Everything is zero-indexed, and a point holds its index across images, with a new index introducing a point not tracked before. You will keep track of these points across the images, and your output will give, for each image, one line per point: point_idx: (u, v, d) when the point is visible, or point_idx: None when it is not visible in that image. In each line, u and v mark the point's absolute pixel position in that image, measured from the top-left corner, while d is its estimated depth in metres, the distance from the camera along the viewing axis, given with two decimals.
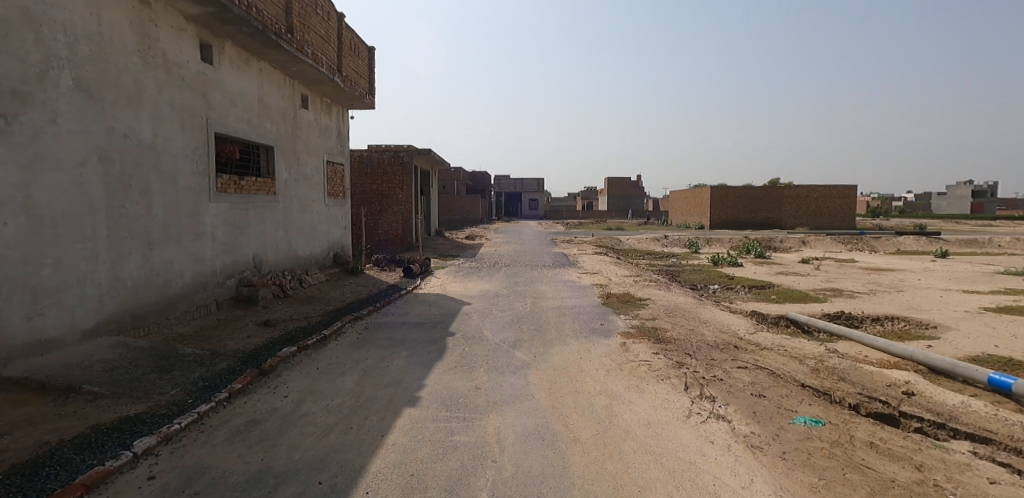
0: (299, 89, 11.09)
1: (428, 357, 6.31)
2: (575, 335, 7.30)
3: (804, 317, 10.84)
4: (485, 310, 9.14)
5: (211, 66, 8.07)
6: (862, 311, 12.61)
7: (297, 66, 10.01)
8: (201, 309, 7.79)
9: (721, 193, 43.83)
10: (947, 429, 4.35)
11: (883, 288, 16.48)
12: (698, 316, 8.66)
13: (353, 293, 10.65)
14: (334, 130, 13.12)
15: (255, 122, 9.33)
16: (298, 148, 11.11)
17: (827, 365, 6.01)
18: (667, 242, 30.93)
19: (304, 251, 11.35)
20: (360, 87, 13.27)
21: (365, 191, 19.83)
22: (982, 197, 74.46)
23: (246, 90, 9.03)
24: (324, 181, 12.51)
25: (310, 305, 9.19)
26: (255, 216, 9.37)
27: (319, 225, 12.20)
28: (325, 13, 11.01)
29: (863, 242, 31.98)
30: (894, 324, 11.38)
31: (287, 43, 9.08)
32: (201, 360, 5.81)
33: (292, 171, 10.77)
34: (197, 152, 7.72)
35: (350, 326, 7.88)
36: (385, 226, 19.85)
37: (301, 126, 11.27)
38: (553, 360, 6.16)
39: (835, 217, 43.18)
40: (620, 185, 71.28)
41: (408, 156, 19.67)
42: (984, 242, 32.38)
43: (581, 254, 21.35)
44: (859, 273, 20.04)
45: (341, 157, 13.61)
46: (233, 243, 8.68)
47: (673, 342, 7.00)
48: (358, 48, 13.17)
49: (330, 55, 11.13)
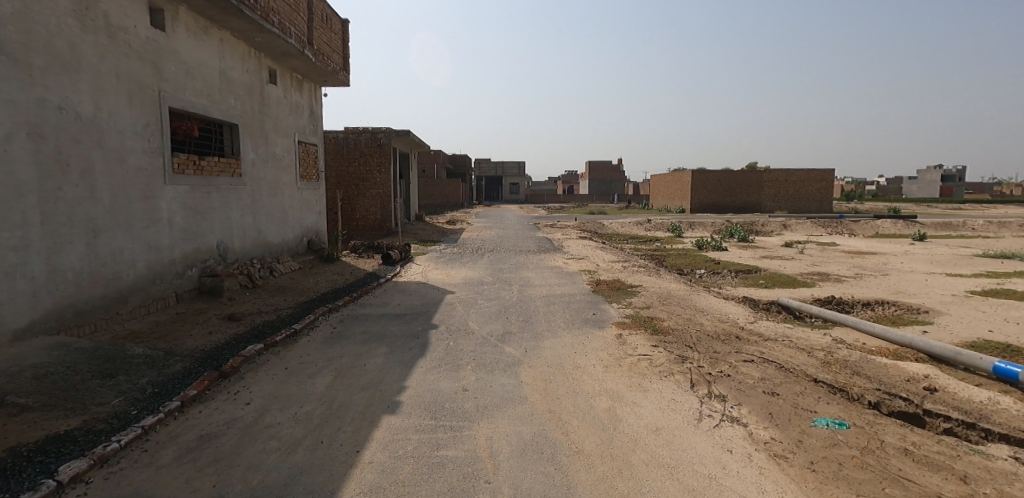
0: (266, 63, 10.24)
1: (409, 354, 5.76)
2: (567, 327, 6.82)
3: (796, 303, 10.59)
4: (469, 300, 8.60)
5: (164, 33, 7.25)
6: (852, 295, 12.46)
7: (263, 36, 9.19)
8: (157, 303, 7.10)
9: (703, 177, 43.78)
10: (980, 430, 4.01)
11: (868, 272, 16.39)
12: (694, 304, 8.26)
13: (329, 281, 10.01)
14: (307, 108, 12.30)
15: (217, 97, 8.53)
16: (267, 127, 10.31)
17: (837, 357, 5.65)
18: (649, 227, 30.73)
19: (274, 237, 10.61)
20: (333, 62, 12.43)
21: (341, 174, 18.98)
22: (952, 181, 76.17)
23: (205, 61, 8.21)
24: (296, 163, 11.72)
25: (281, 296, 8.53)
26: (219, 201, 8.63)
27: (291, 209, 11.45)
28: None
29: (842, 225, 32.22)
30: (885, 309, 11.22)
31: (251, 10, 8.26)
32: (153, 363, 5.17)
33: (259, 151, 9.98)
34: (149, 129, 6.94)
35: (325, 319, 7.28)
36: (363, 210, 19.08)
37: (269, 104, 10.45)
38: (546, 355, 5.66)
39: (813, 201, 43.55)
40: (601, 169, 70.94)
41: (386, 137, 18.85)
42: (959, 226, 32.95)
43: (565, 239, 20.87)
44: (842, 256, 20.00)
45: (314, 137, 12.80)
46: (194, 230, 7.95)
47: (671, 333, 6.57)
48: (330, 20, 12.30)
49: (299, 26, 10.28)
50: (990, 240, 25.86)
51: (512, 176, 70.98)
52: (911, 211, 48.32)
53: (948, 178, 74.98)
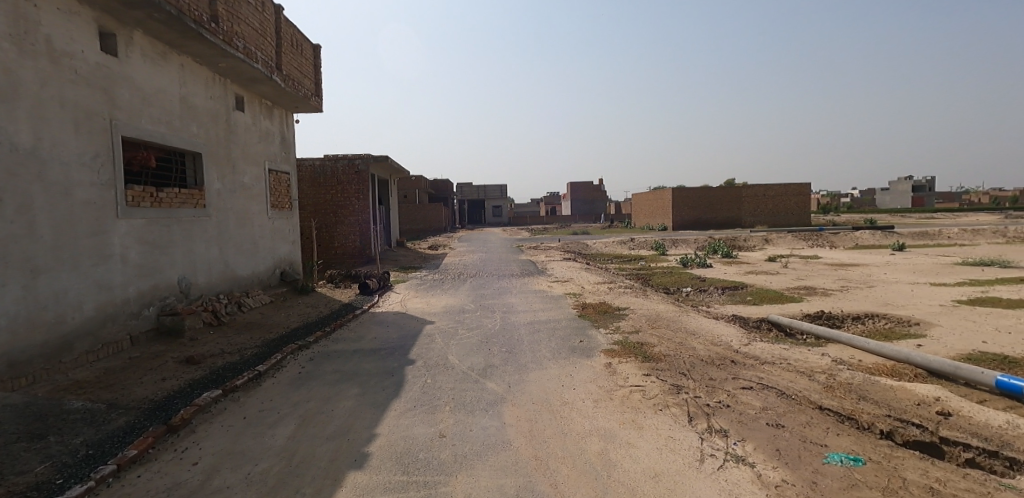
0: (233, 89, 9.86)
1: (383, 394, 5.28)
2: (553, 357, 6.41)
3: (786, 319, 10.34)
4: (450, 330, 8.14)
5: (116, 59, 6.84)
6: (841, 309, 12.28)
7: (228, 62, 8.81)
8: (108, 347, 6.53)
9: (683, 194, 44.17)
10: (1004, 459, 3.71)
11: (854, 284, 16.30)
12: (685, 326, 7.92)
13: (301, 315, 9.48)
14: (277, 135, 11.90)
15: (177, 125, 8.09)
16: (233, 155, 9.87)
17: (840, 380, 5.32)
18: (634, 245, 30.67)
19: (243, 270, 10.08)
20: (305, 87, 12.09)
21: (318, 202, 18.51)
22: (923, 192, 78.16)
23: (164, 88, 7.80)
24: (266, 192, 11.26)
25: (248, 333, 7.98)
26: (181, 234, 8.12)
27: (261, 240, 10.93)
28: (263, 4, 9.85)
29: (822, 237, 32.53)
30: (876, 323, 11.03)
31: (212, 34, 7.87)
32: (91, 419, 4.62)
33: (225, 181, 9.52)
34: (98, 159, 6.48)
35: (294, 357, 6.77)
36: (342, 239, 18.56)
37: (236, 131, 10.03)
38: (531, 390, 5.23)
39: (792, 214, 44.09)
40: (583, 189, 71.40)
41: (364, 164, 18.49)
42: (935, 234, 33.51)
43: (549, 261, 20.54)
44: (826, 269, 19.98)
45: (286, 165, 12.37)
46: (152, 267, 7.42)
47: (663, 360, 6.19)
48: (301, 45, 12.01)
49: (267, 50, 9.92)
50: (966, 248, 26.25)
51: (495, 199, 71.01)
52: (887, 222, 49.26)
53: (919, 188, 76.99)
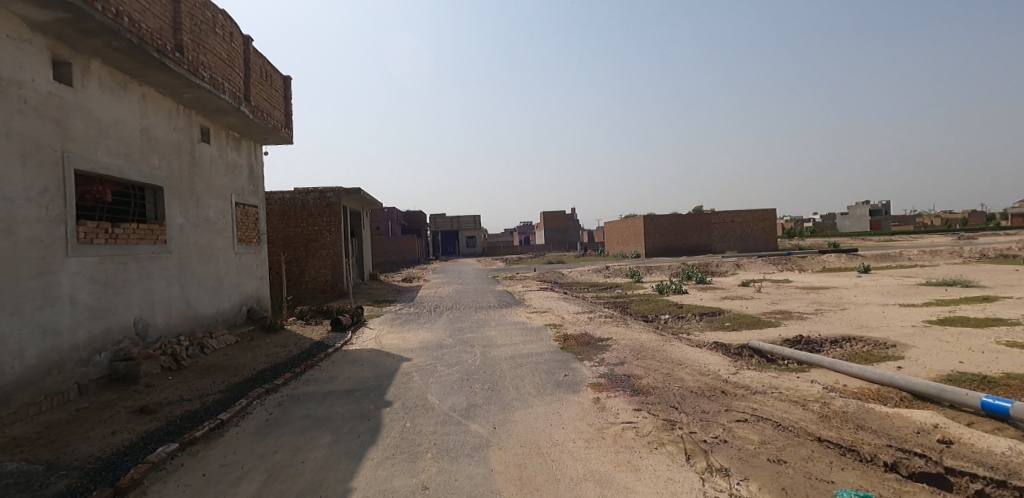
0: (198, 120, 9.51)
1: (358, 442, 4.89)
2: (538, 394, 6.11)
3: (767, 345, 10.30)
4: (428, 367, 7.76)
5: (71, 89, 6.48)
6: (818, 333, 12.33)
7: (192, 92, 8.50)
8: (52, 398, 5.95)
9: (654, 222, 44.85)
10: (1013, 489, 3.61)
11: (827, 307, 16.50)
12: (670, 356, 7.73)
13: (269, 355, 8.95)
14: (245, 167, 11.51)
15: (137, 157, 7.69)
16: (198, 188, 9.44)
17: (834, 408, 5.20)
18: (609, 273, 30.74)
19: (206, 308, 9.52)
20: (274, 118, 11.81)
21: (288, 236, 17.96)
22: (880, 215, 81.47)
23: (123, 119, 7.42)
24: (232, 226, 10.79)
25: (210, 377, 7.44)
26: (138, 272, 7.61)
27: (226, 276, 10.40)
28: (231, 35, 9.62)
29: (791, 261, 33.27)
30: (854, 346, 11.08)
31: (176, 64, 7.58)
32: (26, 483, 4.10)
33: (188, 215, 9.07)
34: (47, 194, 6.03)
35: (260, 403, 6.29)
36: (313, 273, 17.97)
37: (201, 163, 9.63)
38: (518, 432, 4.92)
39: (760, 240, 45.13)
40: (556, 218, 71.96)
41: (335, 196, 18.14)
42: (896, 256, 34.68)
43: (526, 291, 20.30)
44: (799, 293, 20.25)
45: (254, 198, 11.95)
46: (105, 308, 6.89)
47: (652, 393, 5.97)
48: (270, 76, 11.78)
49: (234, 81, 9.64)
50: (927, 269, 27.14)
51: (468, 229, 70.86)
52: (850, 245, 50.97)
53: (876, 212, 80.26)
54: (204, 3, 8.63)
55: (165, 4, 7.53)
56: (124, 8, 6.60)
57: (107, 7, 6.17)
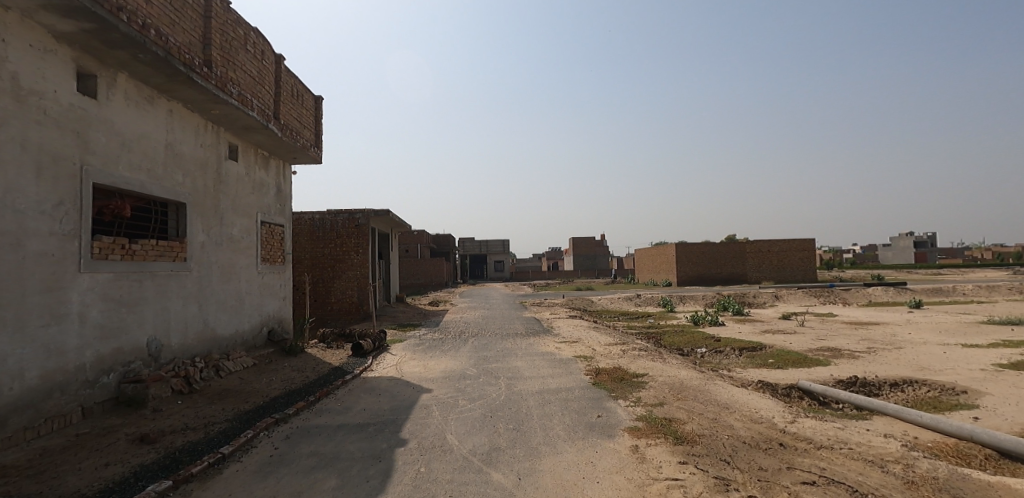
0: (226, 138, 9.43)
1: (366, 487, 4.37)
2: (569, 438, 5.47)
3: (820, 387, 9.38)
4: (449, 400, 7.21)
5: (94, 101, 6.35)
6: (875, 374, 11.26)
7: (220, 108, 8.38)
8: (52, 422, 5.64)
9: (686, 250, 43.64)
10: None
11: (880, 345, 15.27)
12: (714, 398, 6.99)
13: (285, 381, 8.56)
14: (273, 186, 11.39)
15: (160, 173, 7.53)
16: (222, 206, 9.29)
17: (921, 474, 4.43)
18: (640, 302, 29.77)
19: (224, 329, 9.24)
20: (304, 137, 11.70)
21: (316, 256, 17.87)
22: (926, 247, 77.68)
23: (148, 133, 7.30)
24: (257, 245, 10.60)
25: (221, 403, 7.07)
26: (154, 290, 7.37)
27: (247, 296, 10.15)
28: (262, 53, 9.57)
29: (833, 294, 31.59)
30: (918, 391, 10.02)
31: (203, 79, 7.44)
32: None
33: (211, 233, 8.87)
34: (62, 207, 5.84)
35: (267, 435, 5.84)
36: (339, 294, 17.75)
37: (227, 181, 9.50)
38: (545, 485, 4.31)
39: (798, 270, 43.32)
40: (585, 244, 71.14)
41: (364, 217, 18.03)
42: (949, 291, 32.58)
43: (554, 319, 19.61)
44: (846, 329, 18.92)
45: (280, 217, 11.80)
46: (116, 327, 6.61)
47: (698, 442, 5.27)
48: (301, 95, 11.74)
49: (263, 98, 9.54)
50: (986, 306, 25.23)
51: (496, 254, 70.61)
52: (895, 277, 48.42)
53: (922, 244, 76.54)
54: (236, 19, 8.58)
55: (195, 19, 7.46)
56: (152, 21, 6.50)
57: (134, 19, 6.05)
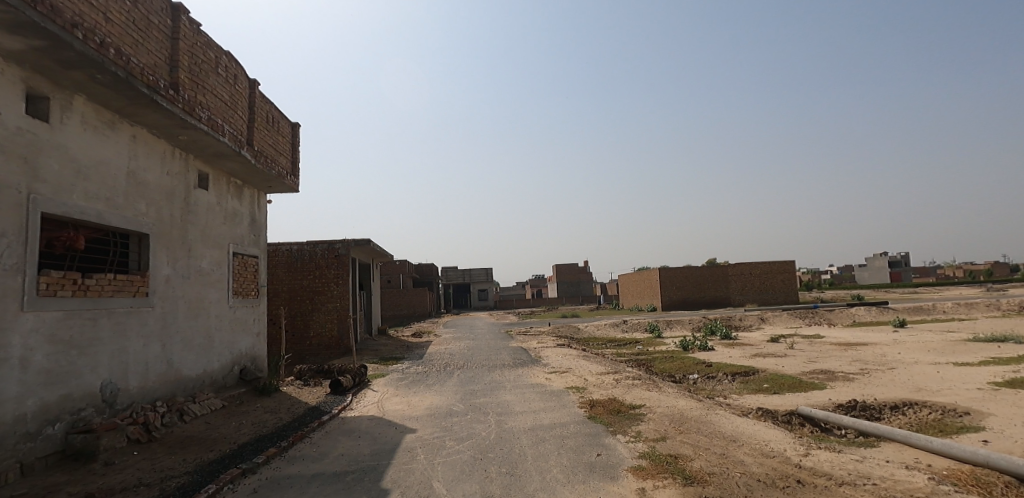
0: (195, 165, 8.96)
1: None
2: (568, 481, 5.00)
3: (821, 412, 9.02)
4: (435, 441, 6.67)
5: (46, 125, 5.88)
6: (873, 396, 10.97)
7: (189, 134, 7.94)
8: None
9: (670, 274, 43.67)
10: None
11: (873, 366, 15.06)
12: (719, 429, 6.58)
13: (256, 424, 7.90)
14: (246, 216, 10.87)
15: (120, 202, 7.02)
16: (190, 237, 8.75)
17: None
18: (627, 328, 29.41)
19: (190, 370, 8.57)
20: (280, 165, 11.27)
21: (294, 289, 17.21)
22: (901, 267, 79.22)
23: (107, 160, 6.81)
24: (228, 277, 10.01)
25: (183, 452, 6.41)
26: (111, 330, 6.76)
27: (217, 333, 9.50)
28: (235, 77, 9.21)
29: (818, 315, 31.67)
30: (920, 414, 9.72)
31: (169, 102, 7.01)
32: None
33: (177, 266, 8.30)
34: (3, 239, 5.30)
35: (231, 490, 5.23)
36: (318, 327, 17.03)
37: (197, 211, 8.98)
38: None
39: (780, 292, 43.58)
40: (568, 271, 71.02)
41: (344, 248, 17.50)
42: (929, 309, 32.89)
43: (542, 348, 19.08)
44: (836, 350, 18.75)
45: (254, 248, 11.24)
46: (65, 371, 5.98)
47: (709, 481, 4.84)
48: (277, 122, 11.37)
49: (236, 123, 9.12)
50: (969, 323, 25.42)
51: (480, 283, 70.00)
52: (875, 297, 49.00)
53: (897, 264, 78.15)
54: (206, 42, 8.22)
55: (161, 40, 7.08)
56: (112, 40, 6.10)
57: (90, 36, 5.63)
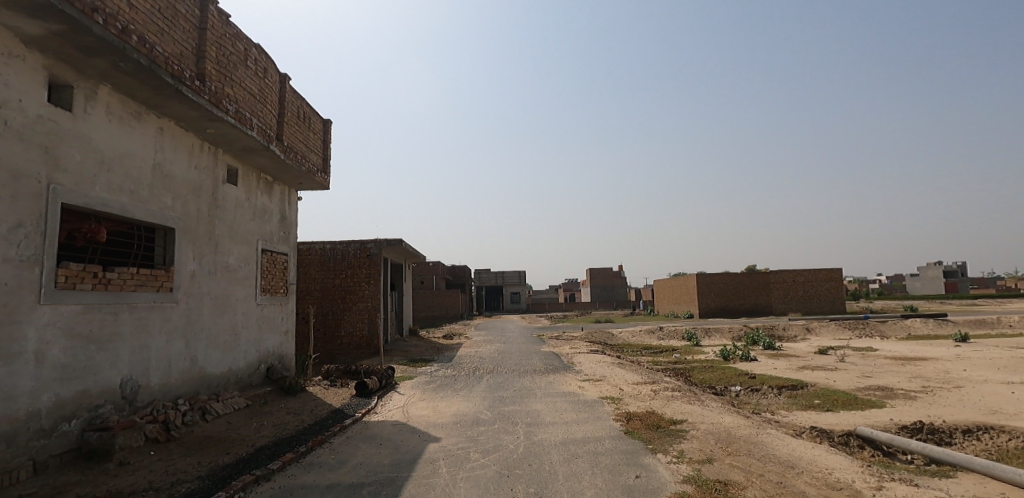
0: (224, 160, 8.83)
1: None
2: None
3: (884, 434, 8.15)
4: (459, 453, 6.24)
5: (69, 114, 5.76)
6: (942, 418, 9.95)
7: (216, 127, 7.79)
8: None
9: (708, 280, 42.23)
10: None
11: (937, 384, 13.82)
12: (773, 453, 5.91)
13: (277, 425, 7.66)
14: (276, 213, 10.75)
15: (145, 195, 6.88)
16: (218, 232, 8.61)
17: None
18: (663, 335, 28.43)
19: (215, 367, 8.42)
20: (311, 161, 11.12)
21: (326, 288, 17.18)
22: (958, 277, 74.71)
23: (132, 152, 6.69)
24: (256, 275, 9.87)
25: (199, 454, 6.18)
26: (132, 325, 6.62)
27: (243, 330, 9.35)
28: (265, 70, 9.07)
29: (869, 326, 29.84)
30: (999, 441, 8.70)
31: (194, 92, 6.84)
32: None
33: (203, 261, 8.16)
34: (20, 231, 5.16)
35: None
36: (349, 327, 16.93)
37: (225, 206, 8.86)
38: None
39: (826, 301, 41.48)
40: (602, 275, 69.86)
41: (376, 247, 17.35)
42: (994, 322, 30.56)
43: (574, 354, 18.47)
44: (893, 365, 17.42)
45: (284, 246, 11.12)
46: (83, 367, 5.84)
47: None
48: (308, 118, 11.23)
49: (265, 117, 8.97)
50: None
51: (513, 286, 69.65)
52: (930, 309, 46.09)
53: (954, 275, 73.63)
54: (236, 34, 8.08)
55: (187, 29, 6.93)
56: (135, 27, 5.93)
57: (111, 22, 5.46)
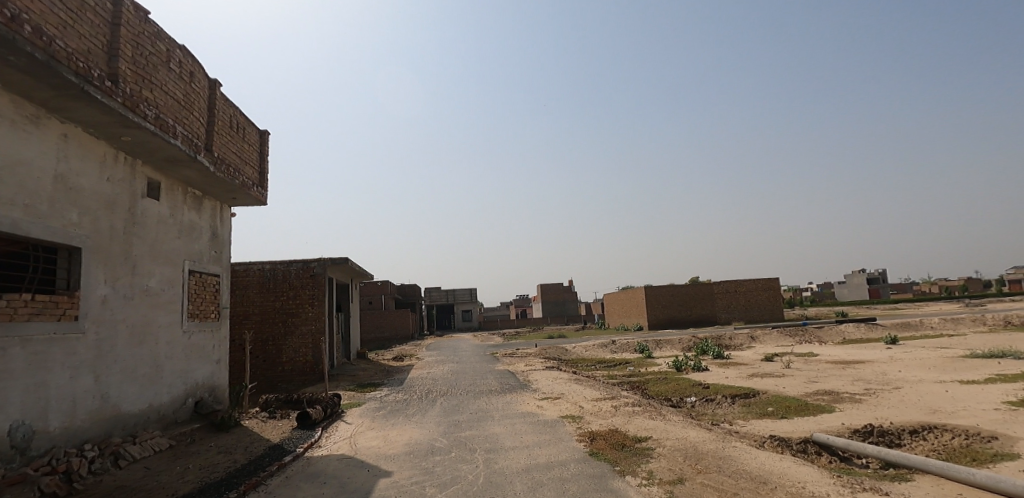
0: (144, 172, 7.97)
1: None
2: None
3: (841, 440, 8.22)
4: (414, 488, 5.68)
5: None
6: (889, 420, 10.22)
7: (133, 134, 6.98)
8: None
9: (656, 293, 43.14)
10: None
11: (878, 386, 14.36)
12: (743, 468, 5.72)
13: (204, 468, 6.79)
14: (206, 230, 9.85)
15: (44, 210, 6.01)
16: (136, 252, 7.69)
17: None
18: (616, 348, 28.57)
19: (132, 405, 7.45)
20: (245, 174, 10.30)
21: (265, 311, 16.05)
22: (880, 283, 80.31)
23: (28, 160, 5.83)
24: (183, 299, 8.93)
25: None
26: (25, 362, 5.70)
27: (167, 361, 8.38)
28: (192, 74, 8.32)
29: (808, 332, 31.19)
30: (943, 440, 8.98)
31: (104, 94, 6.06)
32: None
33: (117, 285, 7.24)
34: None
35: None
36: (291, 352, 15.84)
37: (145, 223, 7.96)
38: None
39: (766, 309, 43.22)
40: (553, 290, 70.25)
41: (320, 266, 16.42)
42: (918, 324, 32.66)
43: (530, 371, 18.06)
44: (835, 369, 18.07)
45: (216, 266, 10.19)
46: None
47: None
48: (242, 128, 10.44)
49: (191, 125, 8.19)
50: (961, 339, 25.02)
51: (465, 303, 68.78)
52: (859, 314, 48.92)
53: (877, 281, 79.36)
54: (156, 33, 7.35)
55: (97, 24, 6.19)
56: (30, 17, 5.17)
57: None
